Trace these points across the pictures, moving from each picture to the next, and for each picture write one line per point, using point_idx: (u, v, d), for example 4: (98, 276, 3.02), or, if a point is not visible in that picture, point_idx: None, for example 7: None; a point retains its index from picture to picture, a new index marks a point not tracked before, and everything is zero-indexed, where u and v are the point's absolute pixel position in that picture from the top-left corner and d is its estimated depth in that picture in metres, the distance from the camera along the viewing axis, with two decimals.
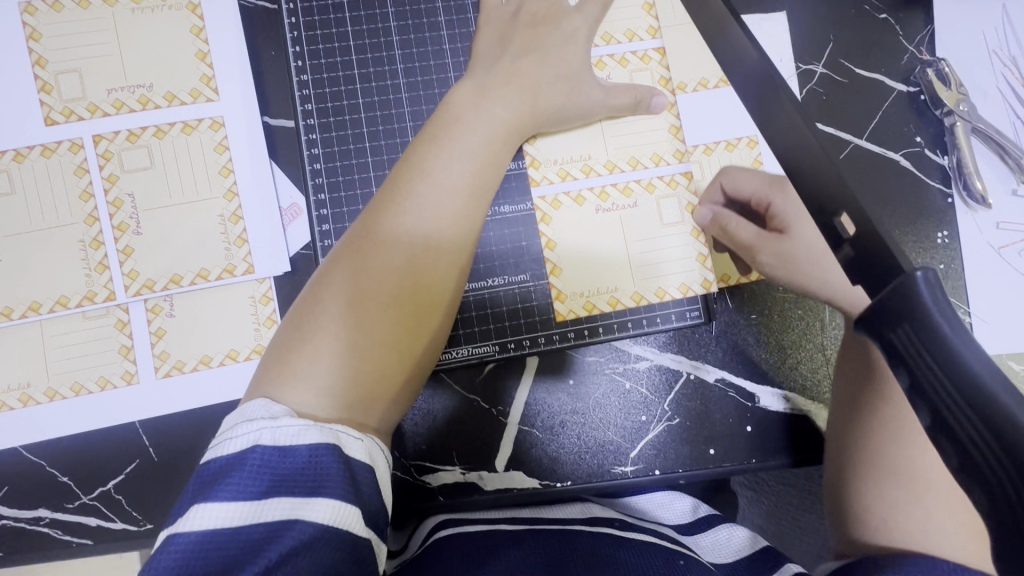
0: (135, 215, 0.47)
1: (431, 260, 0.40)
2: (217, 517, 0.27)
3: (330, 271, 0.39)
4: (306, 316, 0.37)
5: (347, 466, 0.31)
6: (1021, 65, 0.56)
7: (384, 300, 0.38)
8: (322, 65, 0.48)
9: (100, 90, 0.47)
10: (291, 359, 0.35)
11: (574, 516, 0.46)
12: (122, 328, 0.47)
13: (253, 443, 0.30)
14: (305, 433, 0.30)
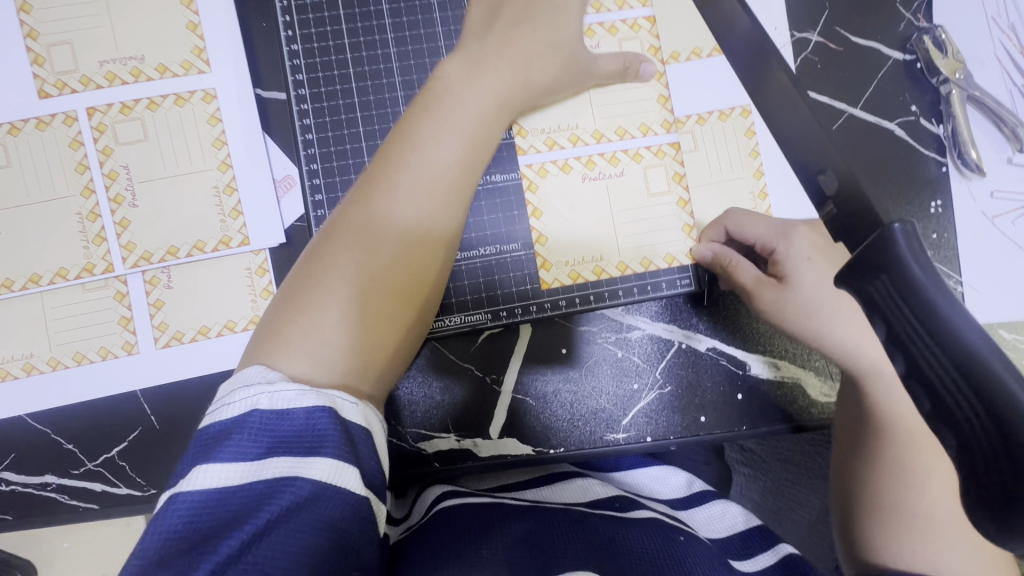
0: (131, 187, 0.47)
1: (421, 226, 0.40)
2: (218, 477, 0.28)
3: (323, 240, 0.39)
4: (299, 283, 0.37)
5: (344, 429, 0.31)
6: (1019, 32, 0.56)
7: (377, 266, 0.38)
8: (312, 34, 0.48)
9: (92, 62, 0.47)
10: (281, 332, 0.35)
11: (575, 495, 0.47)
12: (121, 299, 0.48)
13: (251, 407, 0.30)
14: (299, 398, 0.31)
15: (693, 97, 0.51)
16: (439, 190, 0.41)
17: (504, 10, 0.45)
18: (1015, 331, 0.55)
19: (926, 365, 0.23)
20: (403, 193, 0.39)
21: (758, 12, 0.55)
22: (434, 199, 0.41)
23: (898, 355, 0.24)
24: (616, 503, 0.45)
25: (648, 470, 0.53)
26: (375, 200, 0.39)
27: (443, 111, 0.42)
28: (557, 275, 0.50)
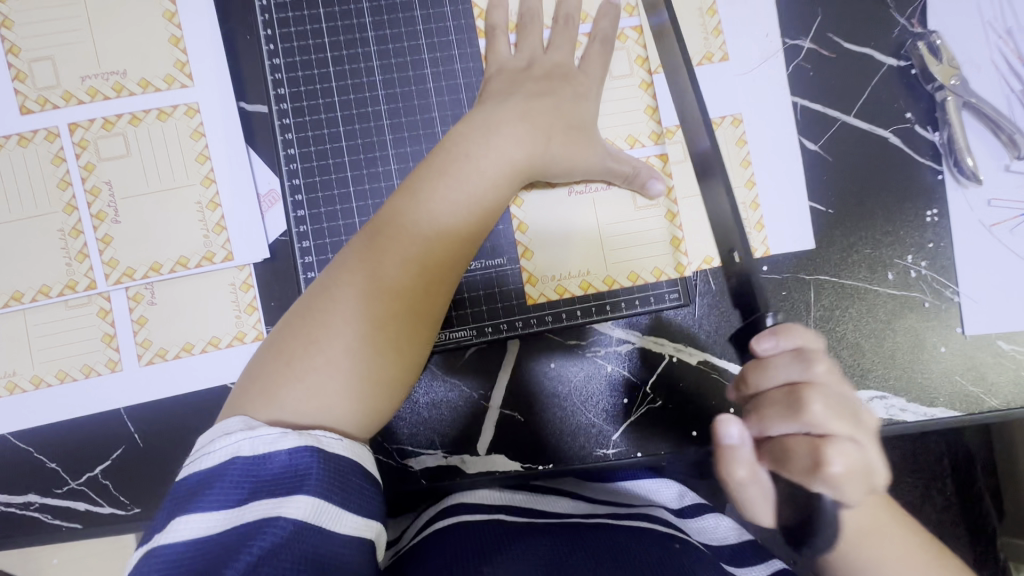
0: (113, 203, 0.47)
1: (432, 271, 0.39)
2: (201, 525, 0.30)
3: (330, 278, 0.39)
4: (305, 325, 0.37)
5: (329, 464, 0.33)
6: (1017, 37, 0.54)
7: (381, 315, 0.38)
8: (294, 48, 0.47)
9: (74, 77, 0.46)
10: (285, 374, 0.36)
11: (571, 512, 0.45)
12: (104, 316, 0.47)
13: (233, 455, 0.32)
14: (281, 440, 0.33)
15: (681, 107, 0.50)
16: (449, 238, 0.40)
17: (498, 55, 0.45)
18: (1015, 343, 0.53)
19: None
20: (413, 237, 0.39)
21: (749, 19, 0.54)
22: (441, 245, 0.40)
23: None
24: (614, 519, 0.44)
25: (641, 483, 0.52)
26: (385, 242, 0.39)
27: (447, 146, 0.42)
28: (546, 290, 0.49)
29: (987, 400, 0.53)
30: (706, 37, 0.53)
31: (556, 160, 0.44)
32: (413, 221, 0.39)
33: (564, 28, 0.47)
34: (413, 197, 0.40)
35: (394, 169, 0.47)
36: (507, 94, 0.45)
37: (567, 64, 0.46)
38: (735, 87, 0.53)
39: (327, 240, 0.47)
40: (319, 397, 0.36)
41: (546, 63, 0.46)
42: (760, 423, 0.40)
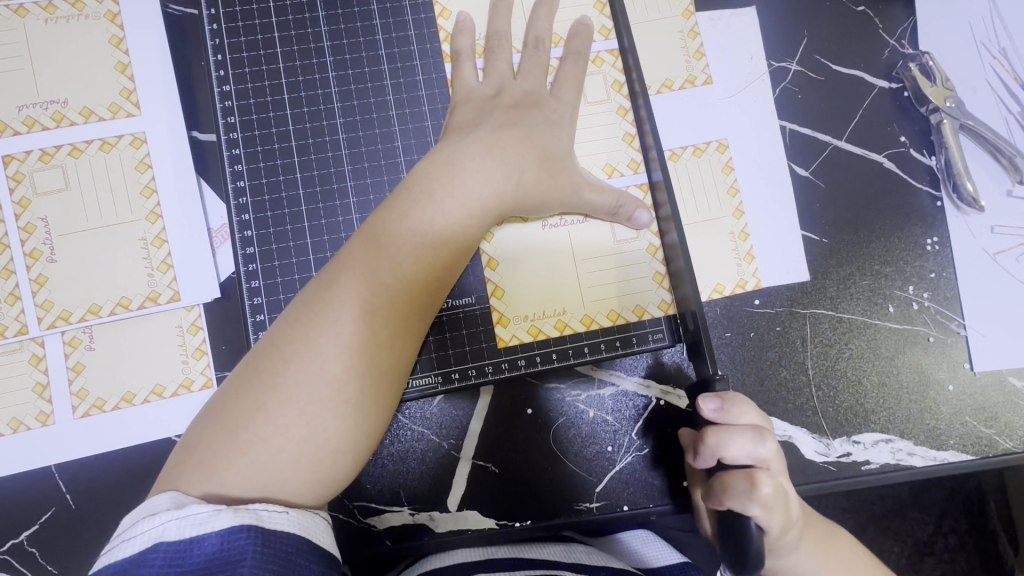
0: (49, 240, 0.43)
1: (393, 322, 0.35)
2: None
3: (279, 332, 0.35)
4: (250, 384, 0.33)
5: (268, 544, 0.29)
6: (1012, 58, 0.52)
7: (333, 375, 0.33)
8: (246, 74, 0.44)
9: (10, 106, 0.43)
10: (225, 443, 0.32)
11: (558, 558, 0.42)
12: (37, 363, 0.43)
13: (157, 539, 0.28)
14: (212, 519, 0.29)
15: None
16: (412, 286, 0.36)
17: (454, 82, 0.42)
18: None
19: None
20: (372, 286, 0.35)
21: (732, 42, 0.51)
22: (402, 295, 0.36)
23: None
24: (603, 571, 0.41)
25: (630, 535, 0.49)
26: (333, 302, 0.34)
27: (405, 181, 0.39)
28: (520, 332, 0.45)
29: (1002, 443, 0.49)
30: (688, 60, 0.51)
31: (528, 193, 0.41)
32: (374, 268, 0.35)
33: (535, 52, 0.44)
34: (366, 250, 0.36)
35: (352, 201, 0.44)
36: (473, 122, 0.42)
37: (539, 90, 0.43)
38: (719, 111, 0.51)
39: (279, 279, 0.43)
40: (261, 468, 0.32)
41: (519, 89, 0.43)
42: (718, 438, 0.37)
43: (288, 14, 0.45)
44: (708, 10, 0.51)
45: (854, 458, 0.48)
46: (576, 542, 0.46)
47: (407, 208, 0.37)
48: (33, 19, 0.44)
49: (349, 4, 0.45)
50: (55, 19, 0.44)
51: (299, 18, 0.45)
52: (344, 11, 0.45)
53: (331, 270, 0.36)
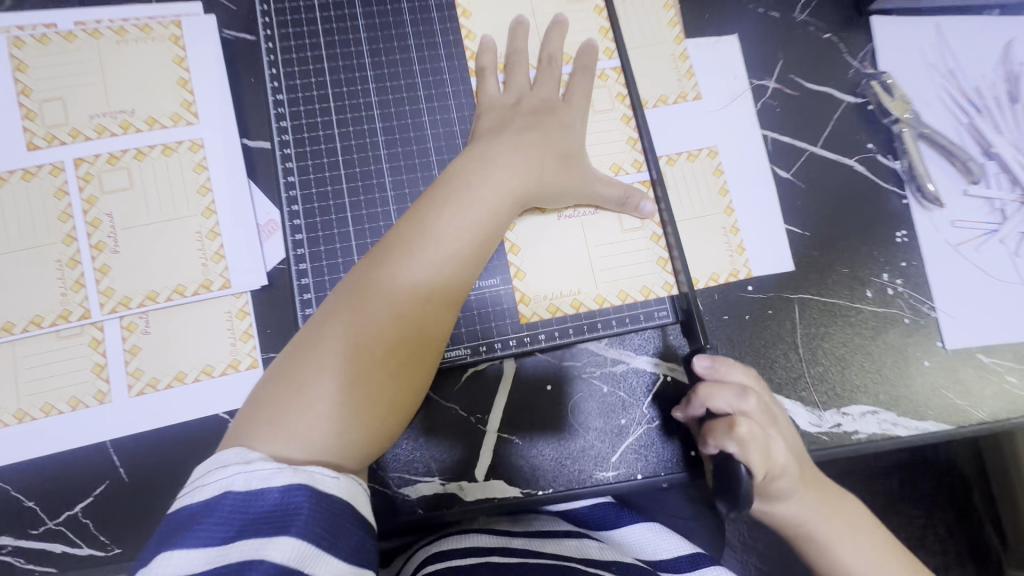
0: (113, 234, 0.47)
1: (435, 296, 0.40)
2: (183, 562, 0.30)
3: (338, 300, 0.39)
4: (315, 344, 0.38)
5: (317, 505, 0.33)
6: (958, 77, 0.60)
7: (388, 337, 0.38)
8: (297, 86, 0.50)
9: (82, 115, 0.48)
10: (290, 395, 0.36)
11: (573, 554, 0.48)
12: (96, 346, 0.47)
13: (225, 489, 0.32)
14: (275, 474, 0.33)
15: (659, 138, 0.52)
16: (452, 265, 0.41)
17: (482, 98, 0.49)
18: (993, 357, 0.55)
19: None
20: (418, 264, 0.40)
21: (718, 63, 0.58)
22: (443, 274, 0.41)
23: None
24: (613, 567, 0.47)
25: (638, 528, 0.55)
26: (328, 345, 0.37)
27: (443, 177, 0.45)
28: (540, 312, 0.50)
29: (975, 414, 0.54)
30: (680, 79, 0.58)
31: (545, 187, 0.47)
32: (419, 248, 0.40)
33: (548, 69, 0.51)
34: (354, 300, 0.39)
35: (390, 196, 0.49)
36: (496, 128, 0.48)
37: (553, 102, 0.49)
38: (709, 122, 0.58)
39: (324, 264, 0.48)
40: (323, 417, 0.36)
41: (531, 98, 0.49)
42: (707, 390, 0.45)
43: (334, 35, 0.51)
44: (696, 35, 0.59)
45: (844, 428, 0.53)
46: (585, 536, 0.52)
47: (445, 196, 0.43)
48: (107, 41, 0.50)
49: (387, 28, 0.52)
50: (126, 41, 0.50)
51: (343, 38, 0.51)
52: (383, 33, 0.51)
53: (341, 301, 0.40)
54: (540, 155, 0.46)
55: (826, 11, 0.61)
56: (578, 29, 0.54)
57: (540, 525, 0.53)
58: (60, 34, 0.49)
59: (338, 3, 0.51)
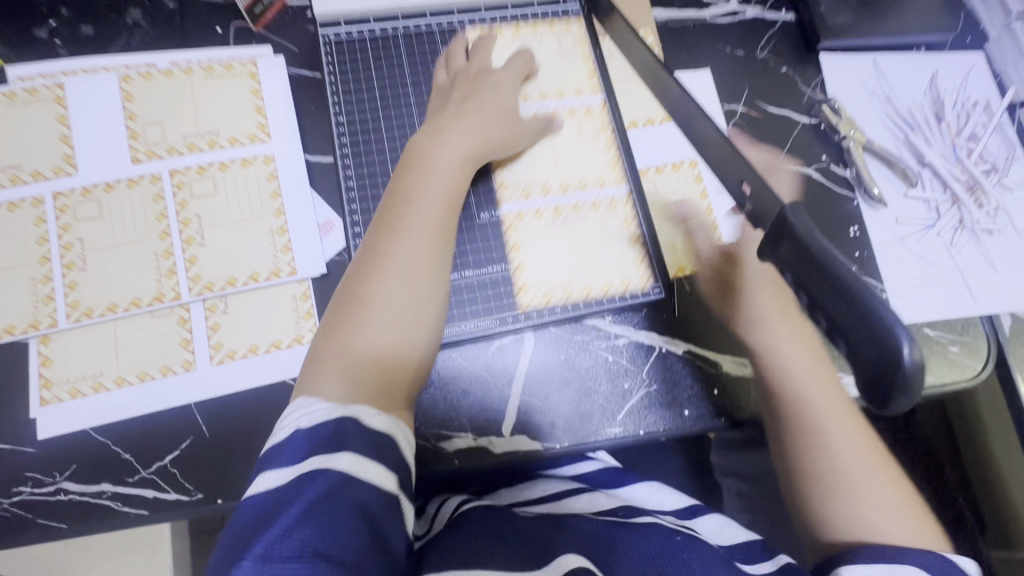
0: (201, 230, 0.57)
1: (422, 243, 0.49)
2: (270, 482, 0.38)
3: (352, 273, 0.48)
4: (341, 308, 0.47)
5: (366, 434, 0.41)
6: (894, 102, 0.73)
7: (396, 284, 0.47)
8: (354, 110, 0.61)
9: (178, 135, 0.59)
10: (335, 351, 0.45)
11: (587, 506, 0.56)
12: (183, 324, 0.56)
13: (295, 427, 0.40)
14: (329, 412, 0.41)
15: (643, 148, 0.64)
16: (431, 218, 0.50)
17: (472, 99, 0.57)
18: (937, 330, 0.65)
19: (859, 352, 0.31)
20: (403, 223, 0.49)
21: (696, 91, 0.70)
22: (426, 226, 0.49)
23: (840, 341, 0.33)
24: (621, 512, 0.55)
25: (640, 487, 0.62)
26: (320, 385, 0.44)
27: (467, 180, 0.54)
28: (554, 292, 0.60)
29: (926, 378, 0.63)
30: None
31: (492, 146, 0.57)
32: (400, 214, 0.49)
33: (489, 73, 0.61)
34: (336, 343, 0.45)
35: None
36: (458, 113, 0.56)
37: (489, 92, 0.59)
38: None
39: None
40: (365, 360, 0.45)
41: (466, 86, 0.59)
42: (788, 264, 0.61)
43: (383, 70, 0.62)
44: (676, 70, 0.71)
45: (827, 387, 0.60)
46: (597, 492, 0.60)
47: (413, 169, 0.52)
48: (197, 76, 0.61)
49: (426, 64, 0.63)
50: (212, 76, 0.61)
51: (390, 72, 0.63)
52: (423, 69, 0.63)
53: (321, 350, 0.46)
54: (484, 122, 0.56)
55: (781, 50, 0.74)
56: (580, 66, 0.66)
57: (555, 482, 0.62)
58: (160, 72, 0.60)
59: (386, 45, 0.63)
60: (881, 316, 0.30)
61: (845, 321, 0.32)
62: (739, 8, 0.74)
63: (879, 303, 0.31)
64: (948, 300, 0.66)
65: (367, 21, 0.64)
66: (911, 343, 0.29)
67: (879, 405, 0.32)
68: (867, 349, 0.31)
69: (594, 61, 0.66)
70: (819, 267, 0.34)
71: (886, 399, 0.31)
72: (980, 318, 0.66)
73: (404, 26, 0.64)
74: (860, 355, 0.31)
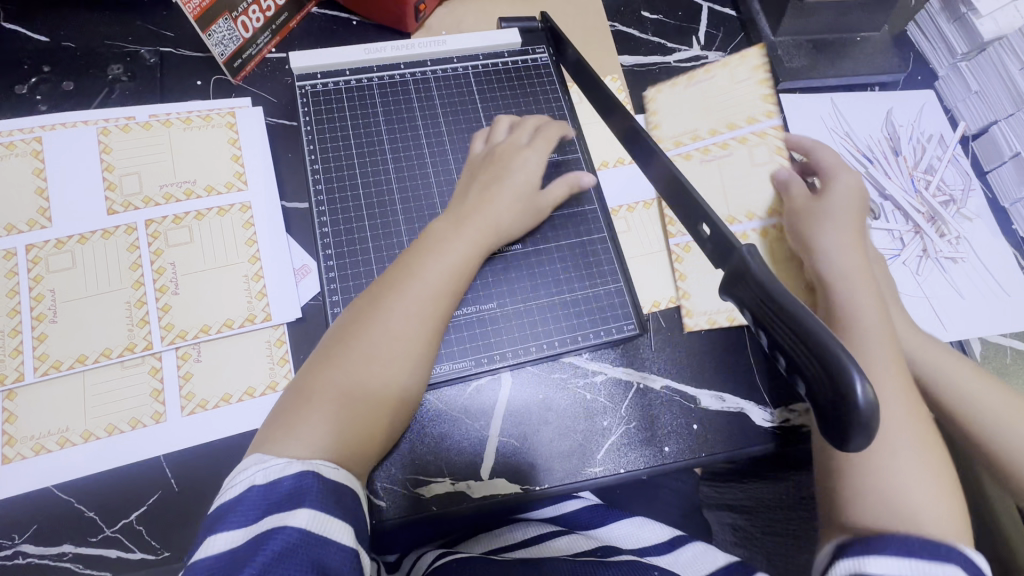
0: (175, 278, 0.57)
1: (424, 321, 0.50)
2: (226, 542, 0.36)
3: (343, 331, 0.49)
4: (329, 366, 0.47)
5: (327, 487, 0.40)
6: (853, 138, 0.76)
7: (390, 355, 0.48)
8: (329, 157, 0.62)
9: (154, 186, 0.60)
10: (311, 411, 0.45)
11: (561, 548, 0.56)
12: (154, 374, 0.55)
13: (249, 484, 0.39)
14: (288, 466, 0.40)
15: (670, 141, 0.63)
16: (437, 296, 0.51)
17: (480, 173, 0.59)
18: None
19: (819, 391, 0.33)
20: (409, 299, 0.50)
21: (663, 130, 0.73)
22: (430, 305, 0.51)
23: (801, 380, 0.34)
24: (598, 551, 0.56)
25: (623, 525, 0.62)
26: (320, 391, 0.46)
27: (436, 234, 0.55)
28: (530, 331, 0.59)
29: None
30: None
31: (507, 229, 0.57)
32: (411, 286, 0.51)
33: (515, 152, 0.60)
34: (340, 352, 0.48)
35: (406, 240, 0.60)
36: (478, 205, 0.56)
37: (513, 179, 0.58)
38: None
39: (353, 295, 0.57)
40: (332, 418, 0.45)
41: (491, 169, 0.59)
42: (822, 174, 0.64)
43: (358, 118, 0.64)
44: (643, 113, 0.74)
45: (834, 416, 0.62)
46: (571, 532, 0.60)
47: (429, 245, 0.54)
48: (176, 128, 0.62)
49: (401, 112, 0.65)
50: (191, 127, 0.63)
51: (365, 121, 0.64)
52: (397, 116, 0.65)
53: (320, 358, 0.48)
54: (501, 212, 0.57)
55: None
56: (551, 110, 0.69)
57: (531, 525, 0.61)
58: (139, 124, 0.62)
59: (361, 95, 0.65)
60: (835, 358, 0.32)
61: (805, 362, 0.34)
62: (701, 53, 0.78)
63: (834, 343, 0.32)
64: None
65: (344, 73, 0.66)
66: (863, 380, 0.31)
67: (840, 443, 0.33)
68: (824, 386, 0.32)
69: (564, 105, 0.69)
70: (778, 309, 0.36)
71: (846, 437, 0.32)
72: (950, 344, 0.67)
73: (379, 76, 0.67)
74: (817, 390, 0.33)
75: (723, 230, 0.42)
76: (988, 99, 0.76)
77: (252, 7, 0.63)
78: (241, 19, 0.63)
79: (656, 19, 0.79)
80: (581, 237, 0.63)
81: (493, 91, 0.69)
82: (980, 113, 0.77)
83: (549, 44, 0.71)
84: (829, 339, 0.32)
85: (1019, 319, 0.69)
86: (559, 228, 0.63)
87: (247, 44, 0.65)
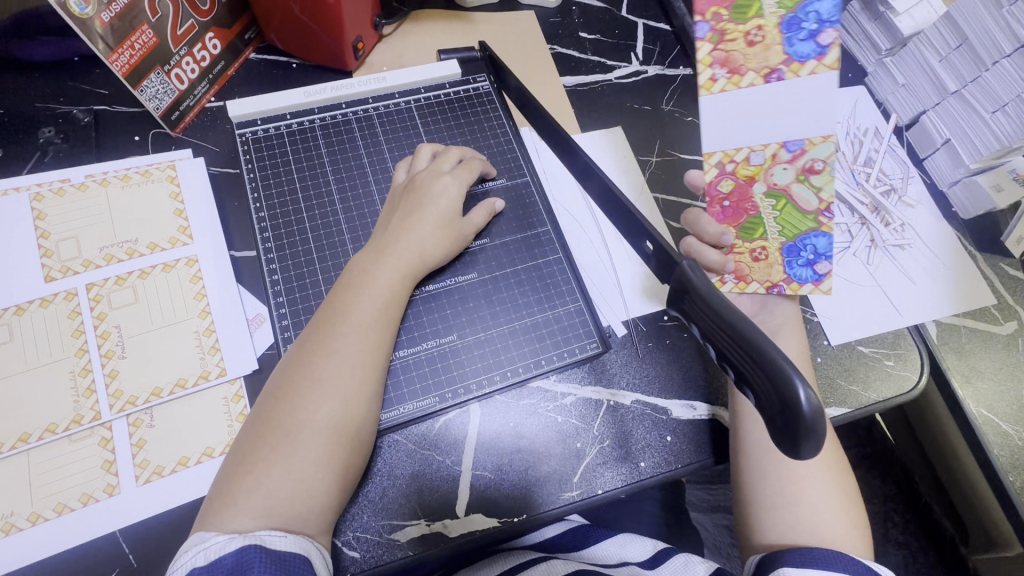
0: (121, 342, 0.55)
1: (362, 358, 0.50)
2: None
3: (277, 386, 0.49)
4: (264, 424, 0.47)
5: (270, 556, 0.42)
6: None
7: (326, 401, 0.48)
8: (274, 203, 0.61)
9: (94, 248, 0.58)
10: (249, 473, 0.45)
11: None
12: (105, 445, 0.52)
13: (190, 569, 0.40)
14: (229, 543, 0.42)
15: (779, 52, 0.50)
16: (365, 334, 0.51)
17: (401, 204, 0.58)
18: (870, 346, 0.67)
19: (765, 398, 0.33)
20: (337, 342, 0.50)
21: (611, 147, 0.74)
22: (363, 344, 0.50)
23: (750, 391, 0.35)
24: None
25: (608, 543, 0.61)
26: (269, 443, 0.46)
27: (372, 270, 0.54)
28: (492, 359, 0.59)
29: (867, 395, 0.64)
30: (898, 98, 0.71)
31: (434, 258, 0.57)
32: (336, 329, 0.50)
33: (435, 178, 0.60)
34: (286, 402, 0.48)
35: None
36: (396, 236, 0.56)
37: (433, 206, 0.58)
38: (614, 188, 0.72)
39: None
40: (280, 470, 0.45)
41: (411, 198, 0.59)
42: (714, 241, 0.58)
43: (302, 161, 0.64)
44: (589, 131, 0.75)
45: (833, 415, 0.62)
46: (553, 557, 0.58)
47: (351, 282, 0.53)
48: (113, 187, 0.61)
49: (346, 152, 0.65)
50: (130, 185, 0.61)
51: (308, 163, 0.64)
52: (342, 156, 0.65)
53: (265, 408, 0.48)
54: (421, 238, 0.56)
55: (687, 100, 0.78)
56: (497, 137, 0.69)
57: (516, 554, 0.59)
58: (74, 186, 0.60)
59: (304, 138, 0.65)
60: (777, 365, 0.32)
61: (750, 372, 0.34)
62: (641, 68, 0.80)
63: (773, 352, 0.33)
64: (873, 318, 0.68)
65: (284, 117, 0.66)
66: (805, 387, 0.31)
67: (793, 452, 0.33)
68: (769, 395, 0.33)
69: (509, 129, 0.70)
70: (722, 320, 0.36)
71: (796, 446, 0.32)
72: (908, 329, 0.68)
73: (320, 117, 0.66)
74: (764, 399, 0.33)
75: (666, 245, 0.43)
76: (914, 90, 0.79)
77: (186, 58, 0.63)
78: (175, 72, 0.62)
79: (593, 38, 0.81)
80: (537, 260, 0.63)
81: (437, 121, 0.69)
82: (910, 105, 0.80)
83: (489, 72, 0.72)
84: (769, 348, 0.33)
85: (966, 297, 0.71)
86: (513, 252, 0.63)
87: (184, 95, 0.65)
